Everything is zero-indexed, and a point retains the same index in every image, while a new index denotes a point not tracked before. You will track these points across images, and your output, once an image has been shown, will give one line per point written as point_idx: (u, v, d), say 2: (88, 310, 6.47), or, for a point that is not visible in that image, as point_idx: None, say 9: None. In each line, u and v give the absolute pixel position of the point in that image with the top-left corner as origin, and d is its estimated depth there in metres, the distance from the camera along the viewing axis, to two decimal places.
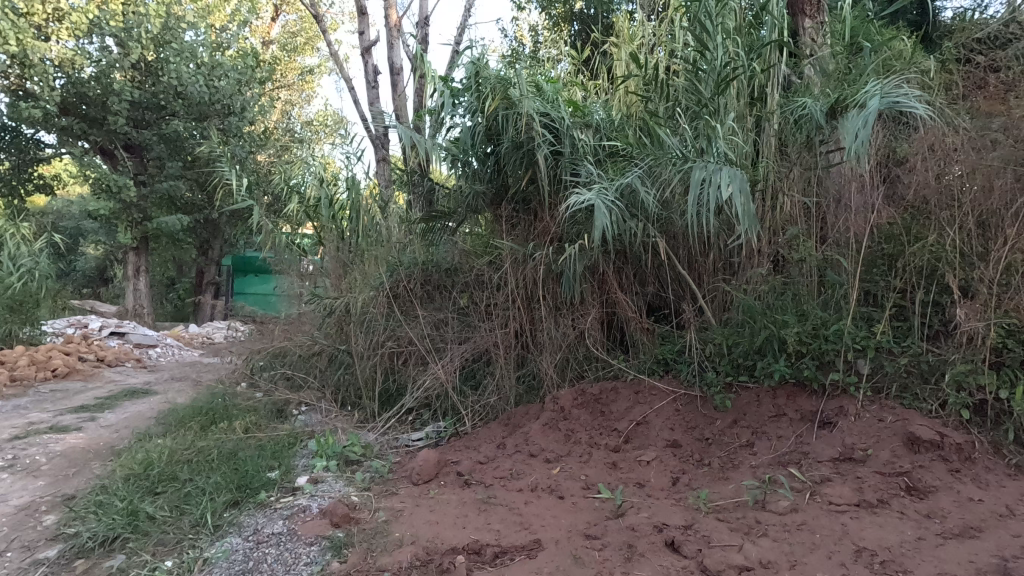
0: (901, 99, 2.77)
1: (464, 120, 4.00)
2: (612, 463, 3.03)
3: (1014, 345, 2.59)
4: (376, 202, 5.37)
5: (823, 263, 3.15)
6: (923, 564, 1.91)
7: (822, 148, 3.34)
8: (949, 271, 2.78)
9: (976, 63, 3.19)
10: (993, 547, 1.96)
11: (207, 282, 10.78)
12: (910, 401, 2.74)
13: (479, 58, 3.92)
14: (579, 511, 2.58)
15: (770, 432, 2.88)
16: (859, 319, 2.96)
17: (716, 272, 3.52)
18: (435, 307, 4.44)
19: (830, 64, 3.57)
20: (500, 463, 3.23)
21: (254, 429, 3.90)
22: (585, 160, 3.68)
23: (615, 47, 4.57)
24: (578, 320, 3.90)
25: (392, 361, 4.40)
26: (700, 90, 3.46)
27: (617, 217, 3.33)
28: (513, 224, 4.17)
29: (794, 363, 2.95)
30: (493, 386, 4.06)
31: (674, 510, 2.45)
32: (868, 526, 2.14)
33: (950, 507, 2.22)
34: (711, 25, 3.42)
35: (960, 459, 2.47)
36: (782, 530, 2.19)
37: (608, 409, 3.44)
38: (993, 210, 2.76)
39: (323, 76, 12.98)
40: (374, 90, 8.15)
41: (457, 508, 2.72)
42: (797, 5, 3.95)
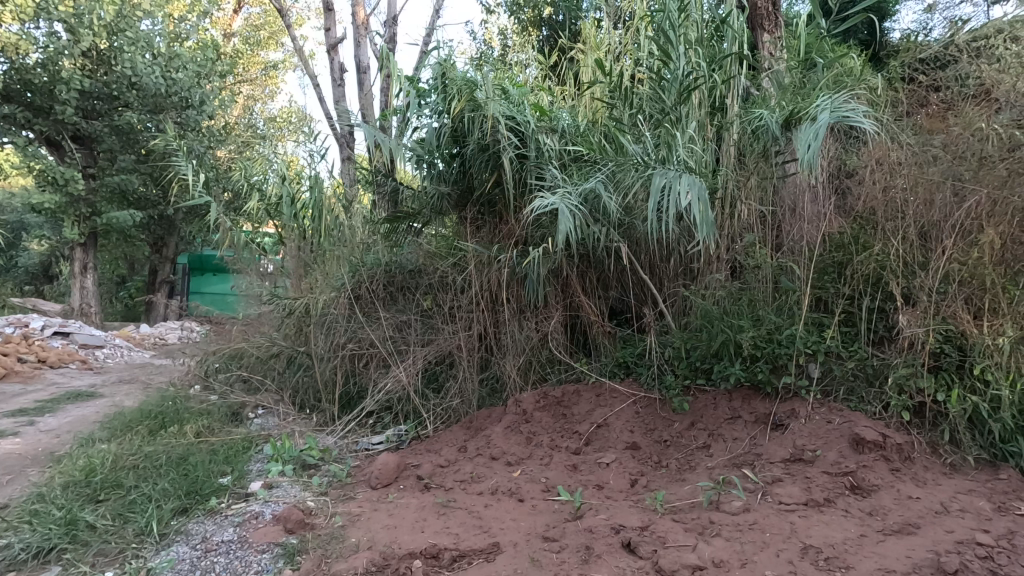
0: (850, 114, 2.89)
1: (430, 120, 3.97)
2: (573, 465, 3.05)
3: (951, 350, 2.73)
4: (340, 201, 5.27)
5: (777, 270, 3.24)
6: (865, 560, 1.98)
7: (778, 159, 3.45)
8: (893, 279, 2.91)
9: (919, 82, 3.34)
10: (929, 542, 2.06)
11: (160, 281, 10.37)
12: (856, 403, 2.85)
13: (446, 58, 3.90)
14: (538, 514, 2.59)
15: (726, 434, 2.96)
16: (810, 325, 3.06)
17: (676, 277, 3.61)
18: (398, 309, 4.39)
19: (786, 78, 3.69)
20: (461, 466, 3.21)
21: (206, 434, 3.78)
22: (550, 164, 3.71)
23: (582, 53, 4.62)
24: (542, 323, 3.93)
25: (353, 364, 4.33)
26: (663, 99, 3.52)
27: (580, 221, 3.36)
28: (478, 226, 4.20)
29: (748, 366, 3.04)
30: (456, 389, 4.05)
31: (631, 511, 2.49)
32: (814, 524, 2.22)
33: (890, 505, 2.31)
34: (674, 36, 3.49)
35: (900, 458, 2.58)
36: (734, 530, 2.24)
37: (571, 412, 3.48)
38: (933, 222, 2.90)
39: (287, 72, 12.72)
40: (340, 88, 8.04)
41: (415, 513, 2.68)
42: (756, 19, 4.17)
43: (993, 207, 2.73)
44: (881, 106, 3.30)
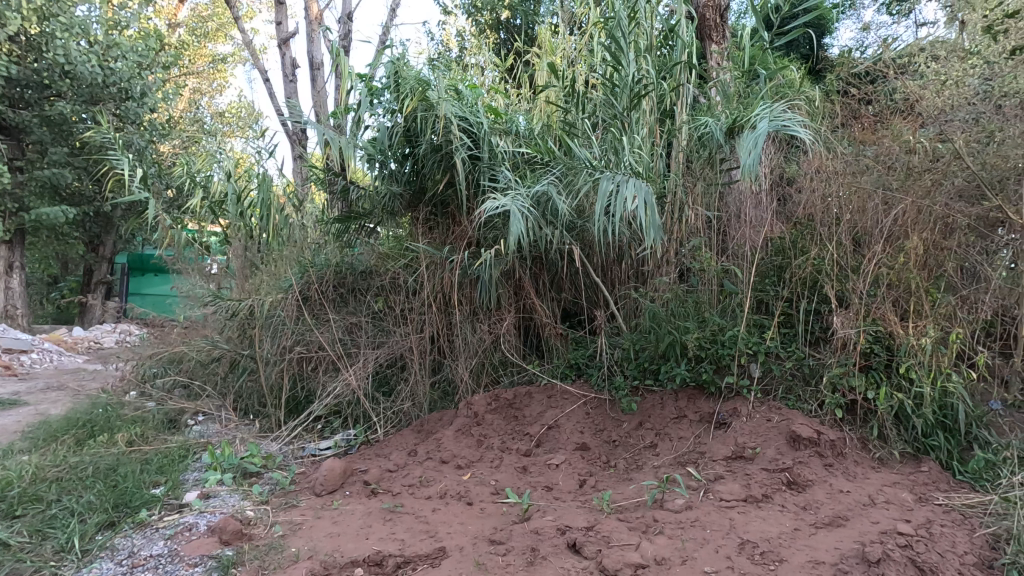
0: (788, 123, 3.01)
1: (382, 119, 3.90)
2: (523, 467, 3.06)
3: (880, 350, 2.87)
4: (291, 200, 5.12)
5: (723, 273, 3.33)
6: (797, 553, 2.06)
7: (724, 165, 3.56)
8: (828, 283, 3.04)
9: (853, 96, 3.49)
10: (856, 534, 2.15)
11: (96, 282, 9.80)
12: (793, 402, 2.96)
13: (400, 57, 3.85)
14: (486, 517, 2.57)
15: (672, 433, 3.03)
16: (751, 326, 3.17)
17: (626, 280, 3.67)
18: (348, 310, 4.31)
19: (731, 86, 3.82)
20: (410, 470, 3.16)
21: (139, 443, 3.59)
22: (503, 167, 3.71)
23: (538, 57, 4.65)
24: (495, 325, 3.92)
25: (300, 367, 4.21)
26: (615, 105, 3.58)
27: (532, 224, 3.38)
28: (431, 226, 4.17)
29: (694, 367, 3.12)
30: (407, 392, 4.01)
31: (577, 512, 2.50)
32: (752, 520, 2.28)
33: (823, 500, 2.41)
34: (624, 42, 3.56)
35: (833, 454, 2.69)
36: (676, 527, 2.28)
37: (522, 414, 3.49)
38: (866, 228, 3.04)
39: (236, 65, 12.31)
40: (292, 84, 7.82)
41: (361, 519, 2.62)
42: (704, 30, 4.31)
43: (917, 214, 2.90)
44: (818, 118, 3.44)
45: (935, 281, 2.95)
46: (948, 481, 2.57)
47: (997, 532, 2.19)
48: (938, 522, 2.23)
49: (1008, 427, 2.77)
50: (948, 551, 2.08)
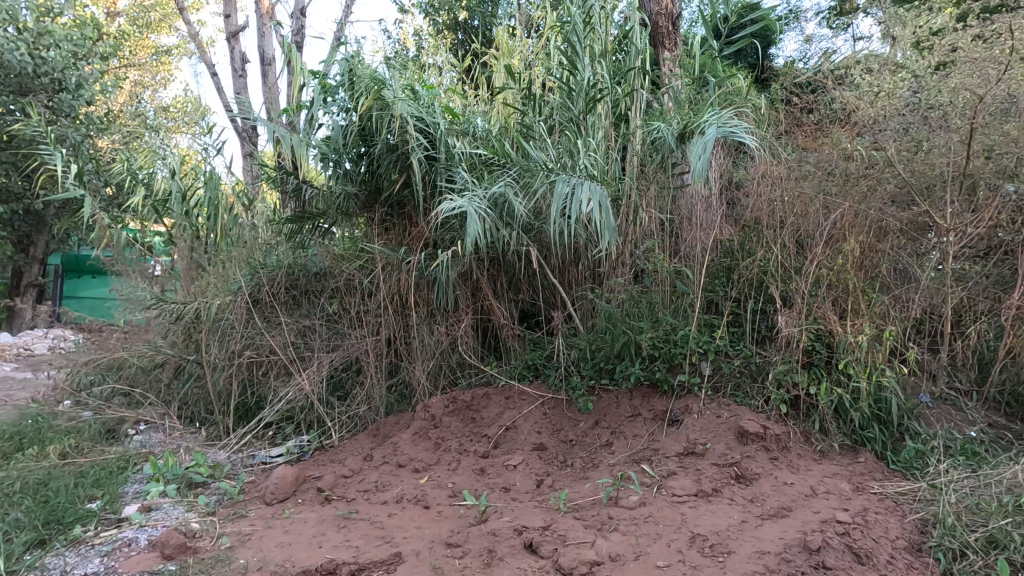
0: (734, 129, 3.12)
1: (337, 118, 3.82)
2: (480, 468, 3.05)
3: (821, 347, 3.00)
4: (240, 199, 4.91)
5: (675, 274, 3.42)
6: (744, 545, 2.13)
7: (676, 170, 3.66)
8: (773, 283, 3.17)
9: (796, 104, 3.66)
10: (799, 523, 2.25)
11: (26, 286, 9.19)
12: (741, 398, 3.06)
13: (355, 54, 3.79)
14: (443, 521, 2.55)
15: (627, 432, 3.08)
16: (702, 325, 3.26)
17: (582, 281, 3.72)
18: (301, 313, 4.21)
19: (682, 92, 3.94)
20: (366, 475, 3.11)
21: (73, 455, 3.40)
22: (460, 168, 3.70)
23: (495, 59, 4.66)
24: (452, 327, 3.90)
25: (250, 372, 4.08)
26: (571, 108, 3.62)
27: (489, 225, 3.38)
28: (387, 227, 4.11)
29: (647, 366, 3.19)
30: (363, 396, 3.95)
31: (534, 512, 2.52)
32: (703, 513, 2.35)
33: (769, 492, 2.50)
34: (579, 47, 3.61)
35: (778, 448, 2.80)
36: (630, 524, 2.32)
37: (480, 415, 3.48)
38: (808, 231, 3.19)
39: (182, 58, 11.83)
40: (242, 79, 7.57)
41: (313, 528, 2.56)
42: (657, 38, 4.43)
43: (854, 218, 3.09)
44: (764, 125, 3.58)
45: (871, 281, 3.13)
46: (882, 470, 2.72)
47: (925, 516, 2.33)
48: (873, 509, 2.36)
49: (935, 419, 2.95)
50: (881, 537, 2.20)
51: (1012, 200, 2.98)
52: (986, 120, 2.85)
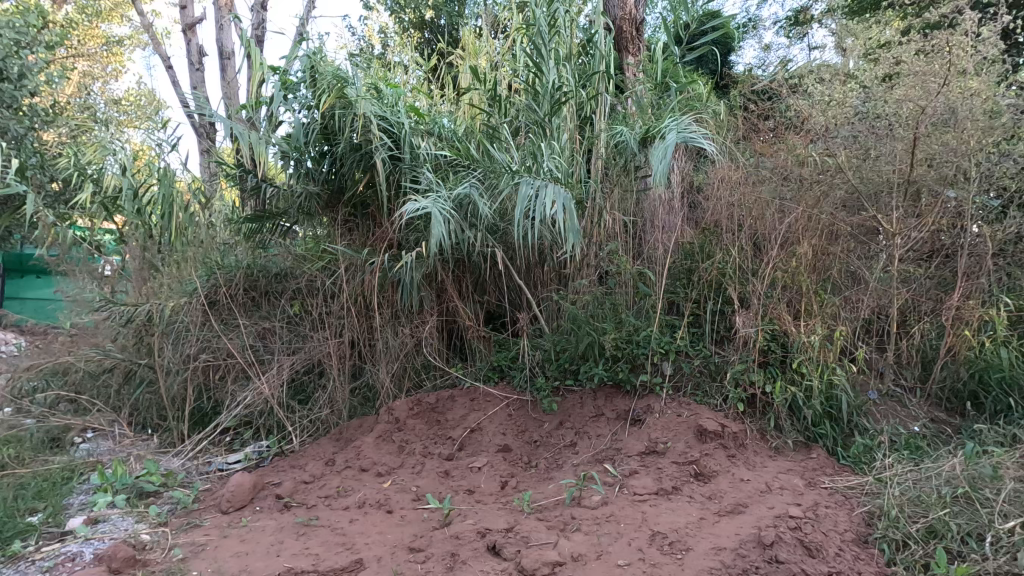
0: (693, 136, 3.20)
1: (298, 115, 3.73)
2: (445, 471, 3.04)
3: (776, 347, 3.10)
4: (197, 197, 4.71)
5: (638, 276, 3.47)
6: (702, 541, 2.18)
7: (639, 173, 3.72)
8: (731, 285, 3.25)
9: (753, 111, 3.77)
10: (754, 519, 2.31)
11: None
12: (701, 397, 3.13)
13: (317, 51, 3.72)
14: (406, 525, 2.52)
15: (590, 432, 3.12)
16: (664, 326, 3.32)
17: (548, 282, 3.73)
18: (261, 315, 4.11)
19: (645, 97, 4.00)
20: (327, 481, 3.05)
21: (14, 466, 3.23)
22: (425, 168, 3.67)
23: (461, 59, 4.63)
24: (417, 329, 3.87)
25: (207, 376, 3.96)
26: (537, 110, 3.63)
27: (454, 226, 3.36)
28: (350, 228, 4.04)
29: (611, 366, 3.24)
30: (325, 399, 3.87)
31: (498, 514, 2.52)
32: (663, 512, 2.40)
33: (726, 488, 2.57)
34: (544, 50, 3.63)
35: (736, 445, 2.87)
36: (592, 523, 2.35)
37: (444, 417, 3.46)
38: (765, 234, 3.29)
39: (135, 49, 11.36)
40: (199, 73, 7.32)
41: (272, 536, 2.50)
42: (622, 43, 4.49)
43: (807, 222, 3.20)
44: (724, 131, 3.69)
45: (824, 284, 3.25)
46: (833, 466, 2.82)
47: (871, 509, 2.43)
48: (824, 504, 2.45)
49: (882, 415, 3.07)
50: (831, 530, 2.29)
51: (952, 206, 3.14)
52: (928, 129, 2.98)
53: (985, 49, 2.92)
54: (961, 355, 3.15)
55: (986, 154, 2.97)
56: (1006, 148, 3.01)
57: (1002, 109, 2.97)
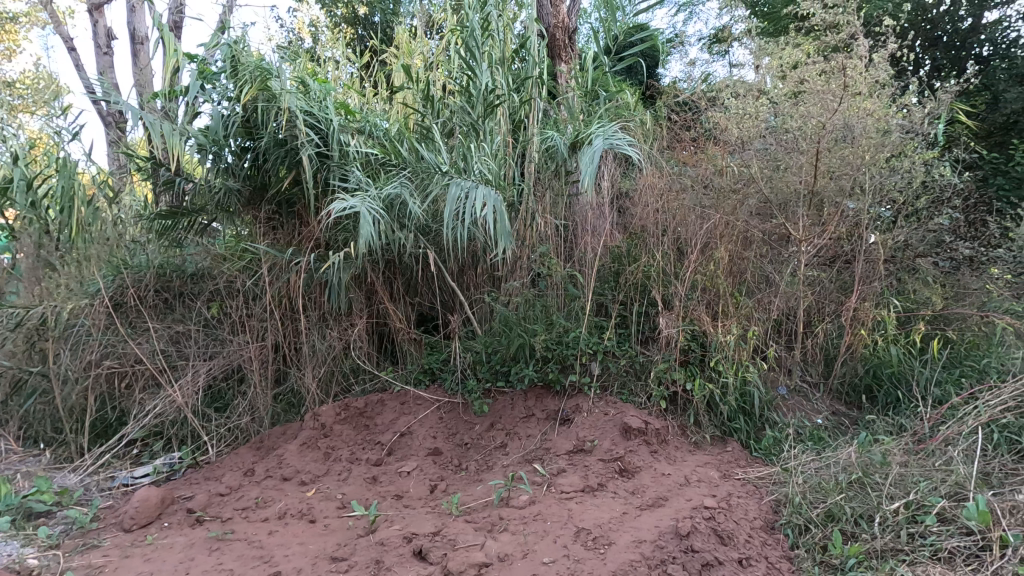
0: (618, 142, 3.40)
1: (217, 106, 3.54)
2: (372, 477, 2.97)
3: (696, 346, 3.25)
4: (102, 190, 4.23)
5: (568, 278, 3.53)
6: (624, 535, 2.25)
7: (569, 177, 3.80)
8: (655, 287, 3.38)
9: (676, 122, 3.95)
10: (673, 511, 2.41)
11: None
12: (626, 396, 3.23)
13: (239, 40, 3.54)
14: (329, 534, 2.43)
15: (520, 432, 3.15)
16: (592, 327, 3.40)
17: (480, 284, 3.72)
18: (174, 318, 3.87)
19: (575, 104, 4.10)
20: (246, 492, 2.91)
21: None
22: (354, 166, 3.57)
23: (395, 58, 4.56)
24: (345, 331, 3.77)
25: (111, 385, 3.67)
26: (470, 112, 3.63)
27: (383, 226, 3.29)
28: (274, 226, 3.87)
29: (541, 367, 3.28)
30: (245, 406, 3.69)
31: (426, 518, 2.49)
32: (588, 508, 2.46)
33: (649, 483, 2.66)
34: (477, 53, 3.64)
35: (658, 441, 2.98)
36: (520, 523, 2.37)
37: (373, 422, 3.39)
38: (687, 238, 3.44)
39: (32, 27, 10.35)
40: (107, 58, 6.79)
41: (181, 553, 2.34)
42: (555, 50, 4.56)
43: (724, 229, 3.39)
44: (649, 139, 3.86)
45: (739, 287, 3.44)
46: (746, 458, 2.99)
47: (778, 498, 2.60)
48: (736, 494, 2.60)
49: (789, 409, 3.30)
50: (742, 519, 2.43)
51: (851, 216, 3.43)
52: (829, 145, 3.23)
53: (877, 73, 3.21)
54: (859, 352, 3.43)
55: (878, 169, 3.26)
56: (894, 163, 3.32)
57: (892, 129, 3.27)
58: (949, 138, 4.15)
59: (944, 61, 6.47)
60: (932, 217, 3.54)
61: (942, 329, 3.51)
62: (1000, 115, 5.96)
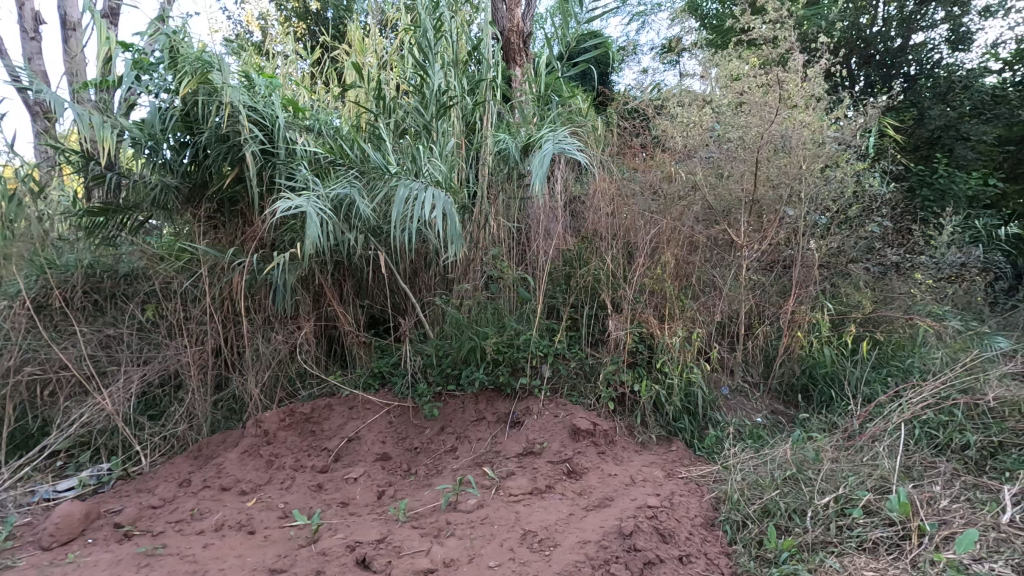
0: (566, 147, 3.45)
1: (153, 99, 3.37)
2: (317, 484, 2.89)
3: (643, 348, 3.32)
4: (25, 183, 3.81)
5: (519, 280, 3.54)
6: (569, 536, 2.27)
7: (522, 181, 3.82)
8: (605, 290, 3.44)
9: (626, 129, 4.04)
10: (618, 511, 2.45)
11: None
12: (576, 397, 3.26)
13: (178, 30, 3.39)
14: (269, 545, 2.35)
15: (471, 436, 3.13)
16: (543, 330, 3.42)
17: (432, 286, 3.69)
18: (105, 322, 3.65)
19: (527, 108, 4.13)
20: (181, 504, 2.77)
21: None
22: (301, 165, 3.47)
23: (346, 55, 4.47)
24: (291, 335, 3.66)
25: (32, 392, 3.43)
26: (424, 113, 3.64)
27: (330, 227, 3.21)
28: (215, 226, 3.72)
29: (492, 370, 3.27)
30: (182, 413, 3.52)
31: (371, 525, 2.44)
32: (535, 510, 2.47)
33: (596, 484, 2.69)
34: (430, 54, 3.63)
35: (606, 442, 3.02)
36: (466, 527, 2.36)
37: (320, 428, 3.30)
38: (636, 242, 3.51)
39: None
40: (35, 44, 6.38)
41: (106, 570, 2.22)
42: (510, 53, 4.58)
43: (671, 233, 3.48)
44: (599, 145, 3.92)
45: (685, 290, 3.53)
46: (689, 457, 3.08)
47: (718, 495, 2.69)
48: (678, 493, 2.67)
49: (730, 408, 3.41)
50: (683, 517, 2.50)
51: (789, 223, 3.58)
52: (768, 155, 3.38)
53: (812, 87, 3.40)
54: (796, 352, 3.58)
55: (813, 179, 3.43)
56: (828, 173, 3.50)
57: (827, 141, 3.44)
58: (878, 151, 4.40)
59: (876, 78, 6.88)
60: (863, 226, 3.75)
61: (871, 331, 3.71)
62: (925, 131, 6.38)
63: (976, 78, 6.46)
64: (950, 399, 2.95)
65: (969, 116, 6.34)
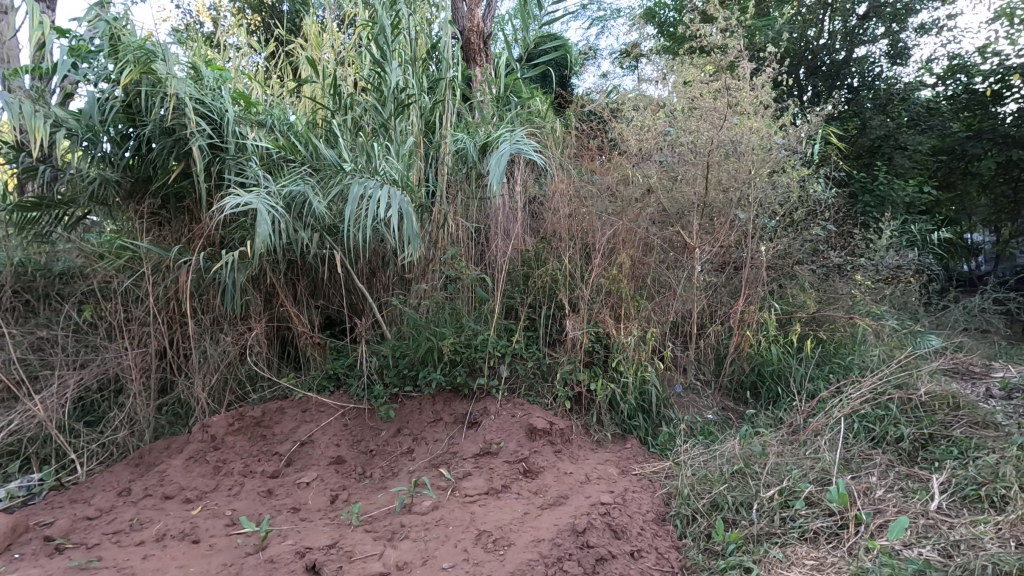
0: (523, 148, 3.46)
1: (92, 89, 3.20)
2: (268, 490, 2.80)
3: (599, 348, 3.37)
4: None
5: (477, 281, 3.53)
6: (523, 535, 2.28)
7: (480, 181, 3.81)
8: (562, 290, 3.46)
9: (584, 131, 4.08)
10: (573, 508, 2.47)
11: None
12: (533, 397, 3.27)
13: (120, 17, 3.23)
14: (214, 554, 2.26)
15: (427, 437, 3.10)
16: (500, 330, 3.42)
17: (390, 286, 3.64)
18: (37, 322, 3.47)
19: (485, 107, 4.12)
20: (119, 514, 2.64)
21: None
22: (251, 161, 3.36)
23: (302, 49, 4.36)
24: (242, 336, 3.54)
25: None
26: (381, 111, 3.57)
27: (282, 225, 3.12)
28: (159, 222, 3.56)
29: (449, 371, 3.24)
30: (122, 419, 3.37)
31: (323, 530, 2.38)
32: (490, 510, 2.46)
33: (552, 482, 2.71)
34: (388, 50, 3.57)
35: (562, 440, 3.04)
36: (421, 530, 2.33)
37: (271, 432, 3.20)
38: (593, 242, 3.54)
39: None
40: None
41: None
42: (470, 53, 4.56)
43: (627, 235, 3.53)
44: (558, 146, 3.95)
45: (640, 290, 3.59)
46: (643, 454, 3.13)
47: (670, 491, 2.75)
48: (631, 489, 2.72)
49: (683, 406, 3.50)
50: (635, 512, 2.54)
51: (739, 225, 3.69)
52: (719, 159, 3.49)
53: (760, 95, 3.53)
54: (745, 351, 3.68)
55: (762, 183, 3.55)
56: (775, 178, 3.64)
57: (774, 147, 3.58)
58: (823, 158, 4.59)
59: (822, 88, 7.19)
60: (808, 229, 3.91)
61: (815, 330, 3.82)
62: (867, 140, 6.72)
63: (912, 91, 6.84)
64: (886, 394, 3.11)
65: (906, 127, 6.71)
